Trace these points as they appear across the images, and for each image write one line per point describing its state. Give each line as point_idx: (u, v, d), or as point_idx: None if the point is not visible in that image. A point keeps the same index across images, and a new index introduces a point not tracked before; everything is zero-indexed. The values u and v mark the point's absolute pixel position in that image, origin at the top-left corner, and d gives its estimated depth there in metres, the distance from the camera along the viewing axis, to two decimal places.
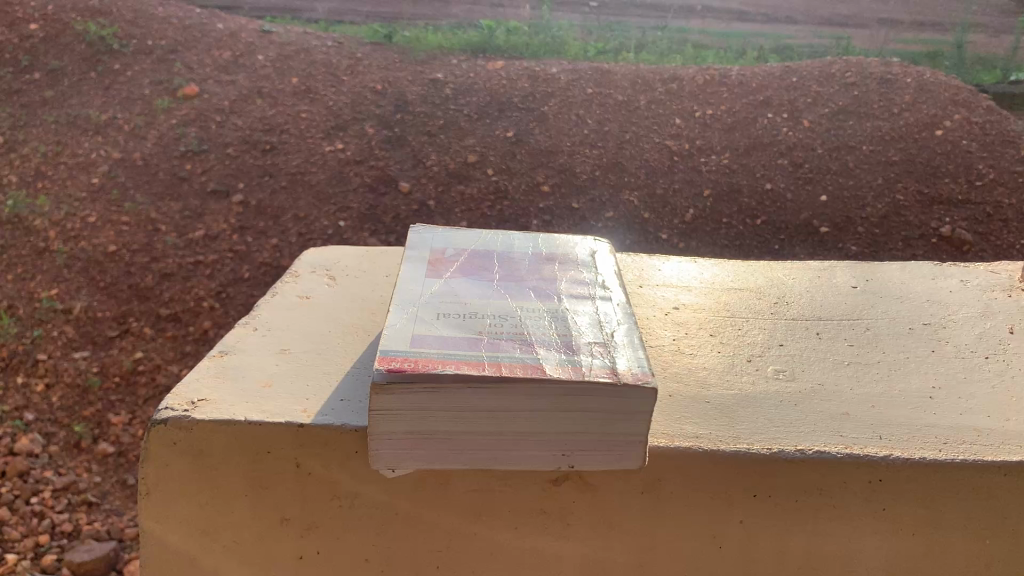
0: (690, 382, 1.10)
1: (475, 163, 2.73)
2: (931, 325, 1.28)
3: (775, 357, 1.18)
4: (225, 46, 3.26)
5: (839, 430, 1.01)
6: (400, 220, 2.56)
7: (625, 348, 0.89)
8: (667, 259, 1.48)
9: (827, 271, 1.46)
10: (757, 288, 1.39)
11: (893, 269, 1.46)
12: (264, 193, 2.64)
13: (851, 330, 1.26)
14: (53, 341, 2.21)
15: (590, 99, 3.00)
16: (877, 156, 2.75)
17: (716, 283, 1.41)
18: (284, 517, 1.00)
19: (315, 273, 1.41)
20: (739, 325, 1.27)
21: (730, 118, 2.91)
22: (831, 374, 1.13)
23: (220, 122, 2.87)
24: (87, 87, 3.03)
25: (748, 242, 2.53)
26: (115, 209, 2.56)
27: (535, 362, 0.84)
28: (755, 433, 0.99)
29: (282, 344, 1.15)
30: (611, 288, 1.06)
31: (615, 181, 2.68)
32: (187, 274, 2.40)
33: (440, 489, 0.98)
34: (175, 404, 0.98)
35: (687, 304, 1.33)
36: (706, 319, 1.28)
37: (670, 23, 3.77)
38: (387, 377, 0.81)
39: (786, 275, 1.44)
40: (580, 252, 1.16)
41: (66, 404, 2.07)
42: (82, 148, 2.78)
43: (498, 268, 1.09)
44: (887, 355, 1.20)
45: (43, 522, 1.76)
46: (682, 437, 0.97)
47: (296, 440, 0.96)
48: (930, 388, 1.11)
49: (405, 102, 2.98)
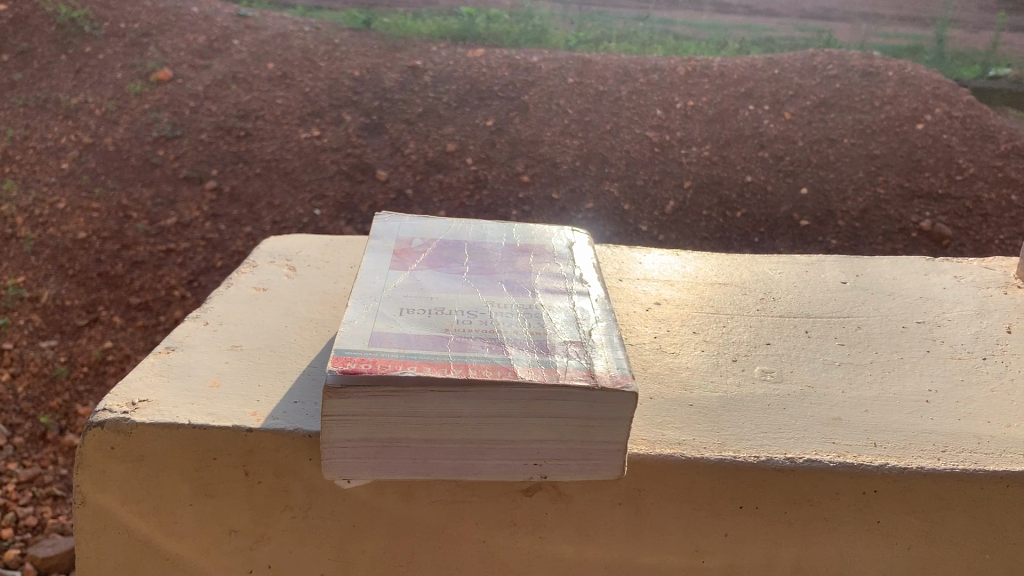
0: (672, 383, 1.08)
1: (454, 152, 2.70)
2: (925, 323, 1.27)
3: (762, 357, 1.16)
4: (199, 30, 3.20)
5: (831, 436, 0.99)
6: (377, 209, 2.52)
7: (602, 348, 0.87)
8: (648, 252, 1.46)
9: (815, 265, 1.44)
10: (740, 283, 1.37)
11: (883, 265, 1.45)
12: (237, 180, 2.59)
13: (841, 328, 1.24)
14: (19, 330, 2.17)
15: (571, 89, 2.97)
16: (858, 150, 2.74)
17: (697, 278, 1.39)
18: (233, 530, 0.97)
19: (276, 264, 1.37)
20: (724, 322, 1.25)
21: (712, 110, 2.89)
22: (818, 376, 1.12)
23: (193, 107, 2.81)
24: (57, 70, 2.97)
25: (728, 234, 2.52)
26: (85, 195, 2.51)
27: (505, 362, 0.81)
28: (742, 440, 0.97)
29: (232, 340, 1.11)
30: (589, 282, 1.03)
31: (596, 171, 2.66)
32: (158, 263, 2.36)
33: (402, 501, 0.95)
34: (115, 406, 0.95)
35: (671, 299, 1.31)
36: (689, 317, 1.26)
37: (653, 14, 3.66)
38: (342, 379, 0.78)
39: (770, 270, 1.42)
40: (557, 243, 1.14)
41: (33, 394, 2.02)
42: (52, 133, 2.72)
43: (469, 260, 1.06)
44: (879, 355, 1.18)
45: (7, 516, 1.73)
46: (663, 443, 0.95)
47: (246, 445, 0.93)
48: (926, 391, 1.10)
49: (383, 89, 2.94)
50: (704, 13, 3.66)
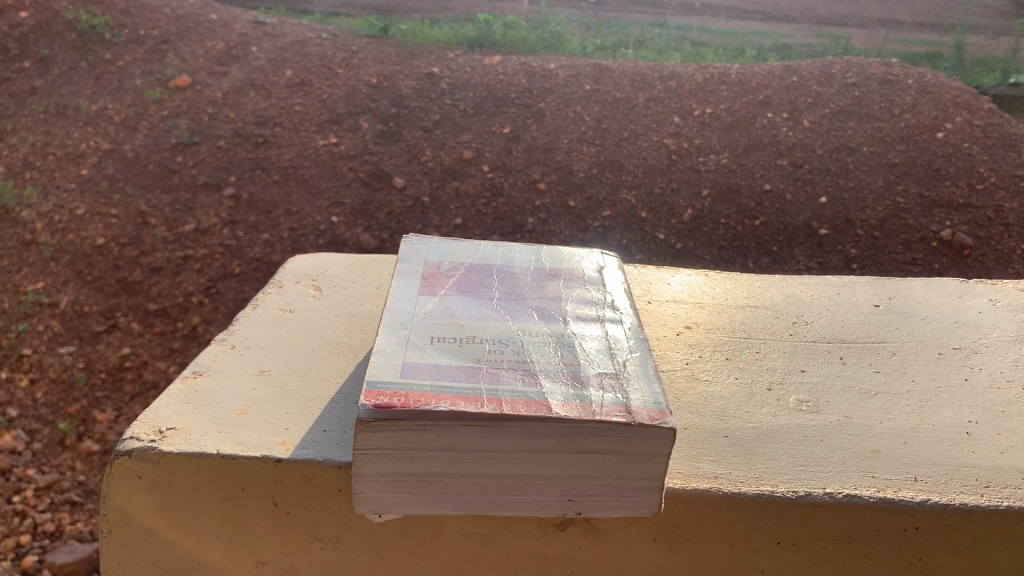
0: (705, 414, 1.07)
1: (471, 159, 2.70)
2: (962, 349, 1.26)
3: (796, 384, 1.15)
4: (218, 37, 3.21)
5: (871, 471, 0.98)
6: (394, 216, 2.53)
7: (640, 380, 0.86)
8: (675, 273, 1.46)
9: (847, 287, 1.44)
10: (770, 306, 1.36)
11: (916, 287, 1.44)
12: (255, 187, 2.60)
13: (876, 355, 1.23)
14: (38, 335, 2.17)
15: (587, 96, 2.97)
16: (877, 158, 2.72)
17: (724, 300, 1.38)
18: (259, 560, 0.97)
19: (301, 284, 1.37)
20: (756, 348, 1.23)
21: (729, 117, 2.87)
22: (855, 405, 1.11)
23: (212, 114, 2.83)
24: (78, 76, 2.99)
25: (746, 243, 2.51)
26: (105, 201, 2.53)
27: (539, 397, 0.81)
28: (777, 474, 0.96)
29: (261, 363, 1.11)
30: (622, 308, 1.03)
31: (613, 179, 2.65)
32: (175, 269, 2.37)
33: (433, 532, 0.95)
34: (142, 434, 0.95)
35: (699, 323, 1.30)
36: (721, 341, 1.25)
37: (669, 20, 3.66)
38: (374, 414, 0.77)
39: (801, 292, 1.41)
40: (587, 266, 1.13)
41: (52, 400, 2.02)
42: (72, 138, 2.74)
43: (498, 284, 1.06)
44: (917, 383, 1.17)
45: (26, 521, 1.73)
46: (698, 477, 0.94)
47: (275, 475, 0.92)
48: (966, 422, 1.09)
49: (401, 96, 2.94)
50: (720, 18, 3.66)
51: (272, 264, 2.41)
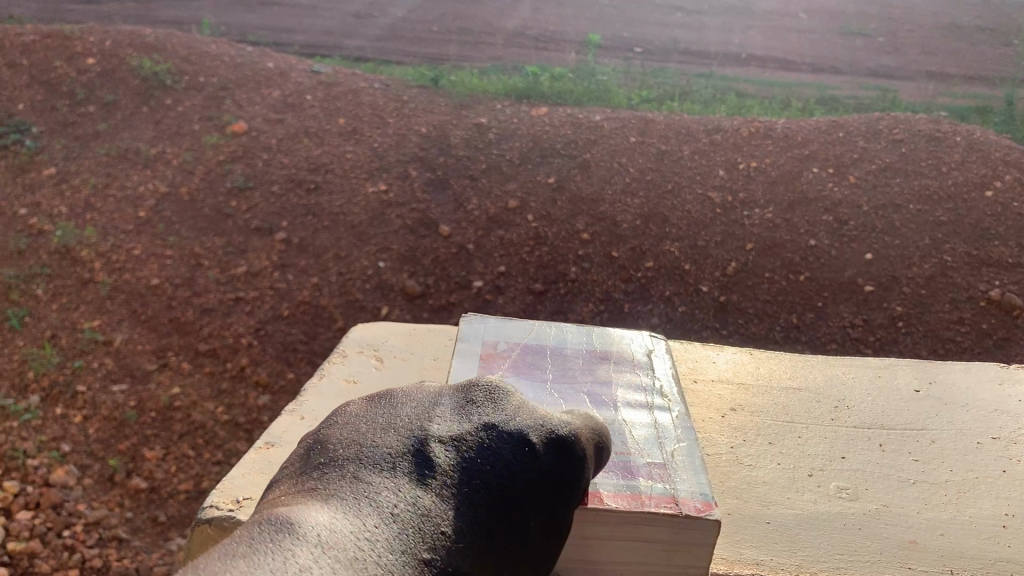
0: (750, 498, 1.21)
1: (516, 208, 2.74)
2: (1001, 439, 1.40)
3: (837, 472, 1.29)
4: (274, 85, 3.32)
5: (907, 563, 1.13)
6: (439, 263, 2.59)
7: (687, 475, 1.01)
8: (718, 350, 1.56)
9: (888, 369, 1.57)
10: (812, 387, 1.48)
11: (957, 372, 1.58)
12: (306, 231, 2.67)
13: (916, 443, 1.37)
14: (93, 372, 2.22)
15: (633, 148, 3.01)
16: (925, 216, 2.71)
17: (767, 378, 1.50)
18: None
19: (365, 353, 1.43)
20: (800, 432, 1.36)
21: (775, 171, 2.88)
22: (891, 496, 1.25)
23: (267, 160, 2.90)
24: (139, 121, 3.10)
25: (790, 299, 2.50)
26: (161, 243, 2.60)
27: (594, 487, 0.96)
28: (817, 562, 1.11)
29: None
30: (670, 397, 1.18)
31: (657, 230, 2.67)
32: (226, 311, 2.43)
33: None
34: (221, 504, 1.06)
35: (744, 403, 1.41)
36: (766, 424, 1.37)
37: (719, 70, 3.93)
38: None
39: (844, 373, 1.54)
40: (636, 351, 1.29)
41: (103, 437, 2.07)
42: (131, 181, 2.83)
43: (551, 366, 1.20)
44: (953, 474, 1.31)
45: (74, 555, 1.77)
46: (741, 563, 1.09)
47: None
48: (999, 517, 1.24)
49: (449, 145, 3.00)
50: (766, 69, 3.94)
51: (320, 309, 2.46)
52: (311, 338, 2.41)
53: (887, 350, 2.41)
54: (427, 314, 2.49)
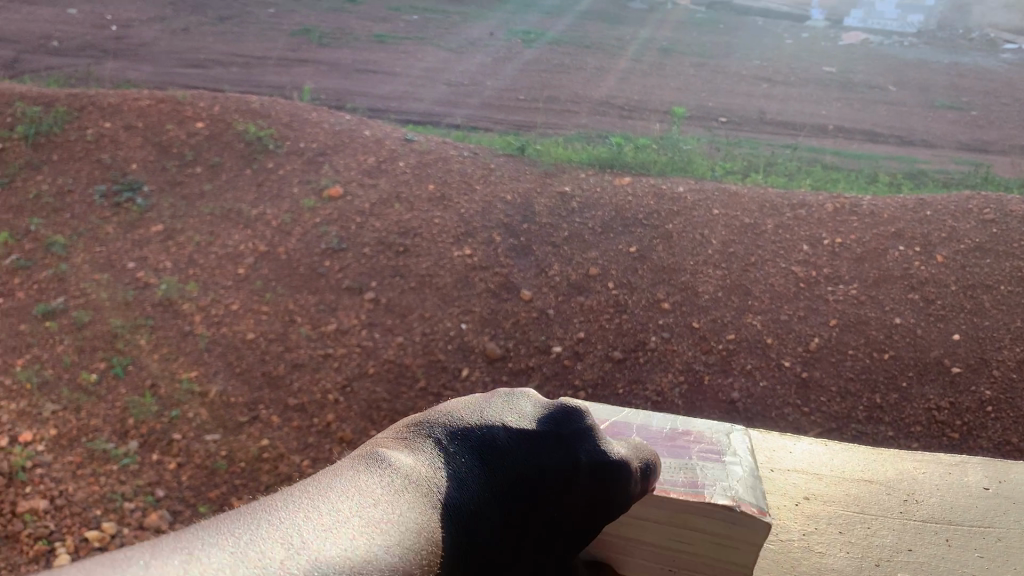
0: None
1: (597, 276, 2.79)
2: None
3: (903, 561, 1.38)
4: (369, 152, 3.47)
5: None
6: (520, 327, 2.64)
7: None
8: (797, 442, 1.67)
9: (957, 469, 1.65)
10: (882, 483, 1.58)
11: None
12: (394, 292, 2.76)
13: (982, 538, 1.45)
14: (188, 422, 2.33)
15: (715, 220, 3.04)
16: (1015, 298, 2.66)
17: (839, 472, 1.59)
18: None
19: None
20: (870, 524, 1.46)
21: (859, 248, 2.87)
22: None
23: (359, 222, 3.03)
24: (242, 183, 3.28)
25: (875, 377, 2.46)
26: (258, 299, 2.73)
27: None
28: None
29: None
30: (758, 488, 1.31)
31: (738, 303, 2.68)
32: (316, 366, 2.52)
33: None
34: None
35: (817, 495, 1.52)
36: (836, 515, 1.47)
37: (801, 142, 3.95)
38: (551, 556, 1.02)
39: (913, 470, 1.63)
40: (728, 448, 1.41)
41: (195, 484, 2.16)
42: (233, 240, 2.98)
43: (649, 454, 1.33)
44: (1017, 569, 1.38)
45: None
46: None
47: None
48: None
49: (533, 213, 3.08)
50: (854, 142, 3.95)
51: (404, 368, 2.53)
52: (394, 395, 2.46)
53: (974, 435, 2.33)
54: (506, 377, 2.52)
